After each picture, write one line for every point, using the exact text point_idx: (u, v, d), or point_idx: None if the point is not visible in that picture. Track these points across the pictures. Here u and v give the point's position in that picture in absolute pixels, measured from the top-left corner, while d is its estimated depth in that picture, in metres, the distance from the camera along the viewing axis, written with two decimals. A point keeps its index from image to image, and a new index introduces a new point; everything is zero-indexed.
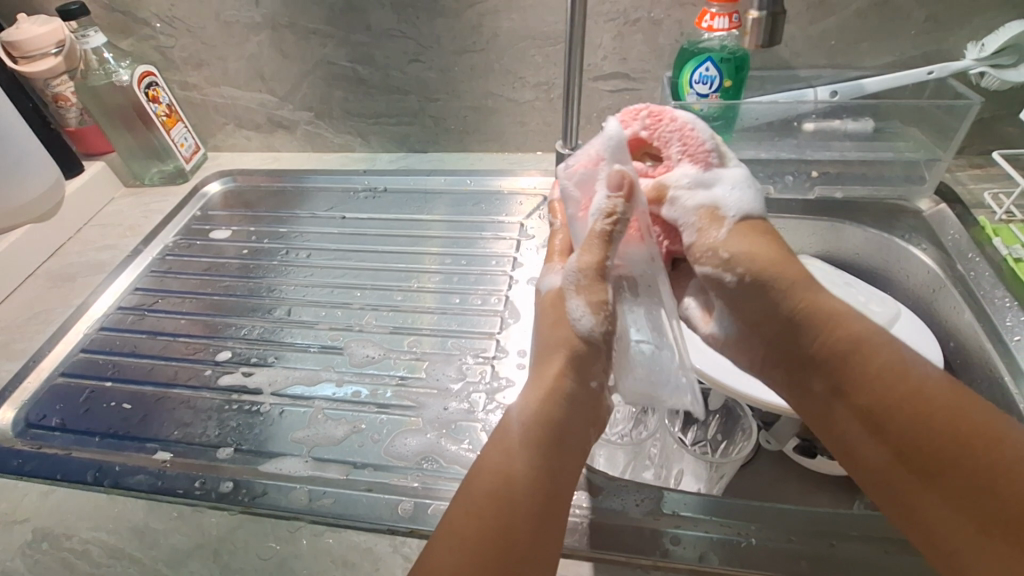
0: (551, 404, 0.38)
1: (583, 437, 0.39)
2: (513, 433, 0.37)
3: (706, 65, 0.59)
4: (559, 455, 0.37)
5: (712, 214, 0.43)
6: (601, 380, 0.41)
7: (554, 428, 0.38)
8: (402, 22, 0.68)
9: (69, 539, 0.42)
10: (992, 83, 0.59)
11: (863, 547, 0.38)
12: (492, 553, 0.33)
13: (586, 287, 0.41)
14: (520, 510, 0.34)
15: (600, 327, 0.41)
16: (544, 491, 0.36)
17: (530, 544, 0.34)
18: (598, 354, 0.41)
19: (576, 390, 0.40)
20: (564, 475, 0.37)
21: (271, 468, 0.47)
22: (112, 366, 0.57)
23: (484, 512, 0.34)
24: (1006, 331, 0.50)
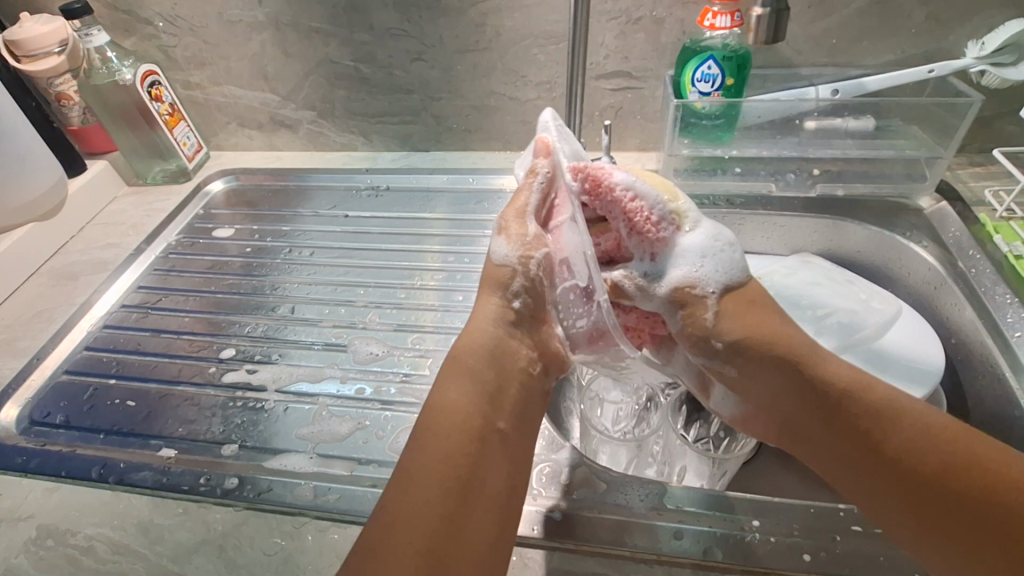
0: (482, 330, 0.40)
1: (524, 360, 0.40)
2: (451, 366, 0.39)
3: (709, 63, 0.59)
4: (494, 377, 0.39)
5: (689, 293, 0.41)
6: (524, 302, 0.41)
7: (488, 354, 0.39)
8: (405, 21, 0.68)
9: (73, 535, 0.42)
10: (992, 81, 0.60)
11: (865, 541, 0.38)
12: (434, 486, 0.34)
13: (509, 222, 0.42)
14: (457, 437, 0.36)
15: (523, 256, 0.41)
16: (482, 419, 0.37)
17: (471, 474, 0.35)
18: (516, 274, 0.41)
19: (508, 315, 0.41)
20: (504, 402, 0.39)
21: (275, 464, 0.47)
22: (115, 364, 0.57)
23: (427, 448, 0.36)
24: (1007, 327, 0.50)
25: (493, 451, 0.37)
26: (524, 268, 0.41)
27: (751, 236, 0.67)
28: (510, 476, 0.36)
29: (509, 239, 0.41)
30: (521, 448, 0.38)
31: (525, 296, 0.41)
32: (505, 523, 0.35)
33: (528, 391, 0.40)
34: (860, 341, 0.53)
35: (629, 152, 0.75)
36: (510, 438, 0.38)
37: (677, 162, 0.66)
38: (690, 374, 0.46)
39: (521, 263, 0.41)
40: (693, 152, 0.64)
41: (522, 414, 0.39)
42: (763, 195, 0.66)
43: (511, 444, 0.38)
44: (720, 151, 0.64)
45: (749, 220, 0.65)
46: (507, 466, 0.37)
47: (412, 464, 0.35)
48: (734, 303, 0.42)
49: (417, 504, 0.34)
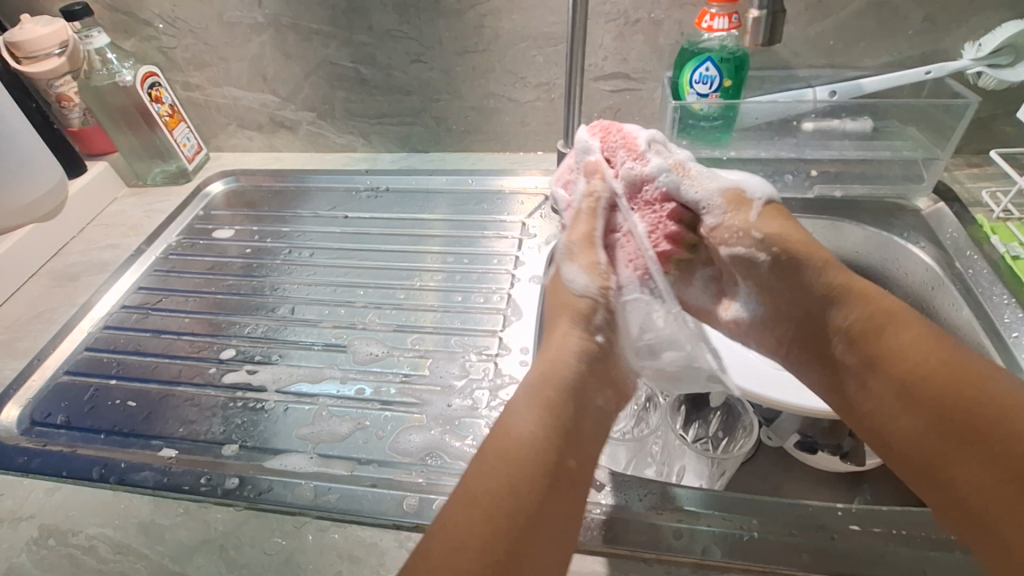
0: (564, 358, 0.42)
1: (599, 399, 0.42)
2: (530, 391, 0.40)
3: (707, 66, 0.59)
4: (570, 413, 0.39)
5: (737, 197, 0.45)
6: (605, 332, 0.44)
7: (569, 386, 0.40)
8: (404, 22, 0.68)
9: (74, 535, 0.42)
10: (989, 83, 0.60)
11: (864, 540, 0.38)
12: (501, 512, 0.34)
13: (579, 253, 0.47)
14: (530, 470, 0.35)
15: (599, 283, 0.46)
16: (557, 456, 0.37)
17: (538, 509, 0.34)
18: (598, 306, 0.45)
19: (589, 346, 0.43)
20: (577, 442, 0.38)
21: (275, 464, 0.47)
22: (116, 364, 0.57)
23: (504, 472, 0.35)
24: (1005, 327, 0.51)
25: (563, 491, 0.36)
26: (603, 299, 0.45)
27: None
28: (574, 520, 0.36)
29: (579, 263, 0.46)
30: (585, 493, 0.37)
31: (604, 329, 0.45)
32: (559, 572, 0.34)
33: (597, 434, 0.40)
34: None
35: None
36: (579, 482, 0.37)
37: None
38: (708, 292, 0.49)
39: (600, 295, 0.45)
40: (692, 153, 0.64)
41: (592, 457, 0.39)
42: None
43: (579, 489, 0.37)
44: (718, 152, 0.64)
45: None
46: (571, 509, 0.36)
47: (476, 482, 0.35)
48: (772, 223, 0.44)
49: (482, 524, 0.33)
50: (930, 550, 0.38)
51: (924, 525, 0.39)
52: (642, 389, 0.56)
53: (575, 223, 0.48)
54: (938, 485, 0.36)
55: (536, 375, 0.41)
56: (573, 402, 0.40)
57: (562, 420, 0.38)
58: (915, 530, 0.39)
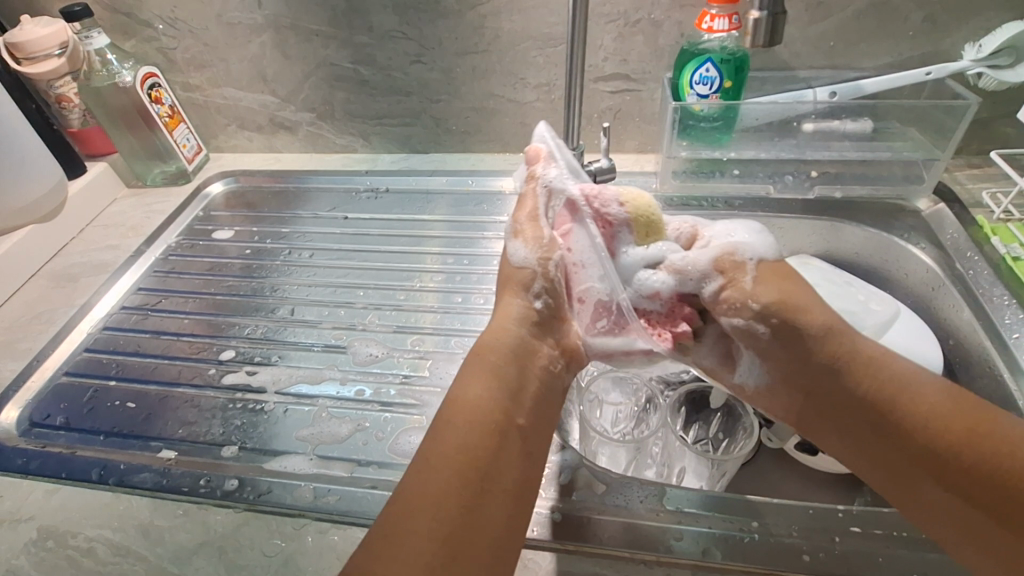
0: (507, 329, 0.41)
1: (547, 361, 0.42)
2: (473, 362, 0.40)
3: (707, 67, 0.59)
4: (516, 376, 0.39)
5: (730, 261, 0.43)
6: (546, 301, 0.43)
7: (512, 351, 0.40)
8: (404, 23, 0.68)
9: (73, 537, 0.42)
10: (989, 84, 0.61)
11: (864, 542, 0.38)
12: (452, 472, 0.35)
13: (523, 227, 0.45)
14: (479, 430, 0.36)
15: (542, 259, 0.43)
16: (503, 414, 0.38)
17: (485, 465, 0.35)
18: (537, 275, 0.43)
19: (530, 315, 0.42)
20: (524, 398, 0.39)
21: (275, 466, 0.47)
22: (116, 365, 0.57)
23: (452, 437, 0.36)
24: (1005, 328, 0.51)
25: (510, 447, 0.37)
26: (544, 271, 0.43)
27: None
28: (526, 473, 0.37)
29: (521, 239, 0.44)
30: (538, 443, 0.39)
31: (546, 296, 0.43)
32: (518, 523, 0.35)
33: (549, 389, 0.41)
34: None
35: (628, 154, 0.76)
36: (529, 437, 0.38)
37: (676, 164, 0.67)
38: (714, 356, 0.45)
39: (540, 265, 0.43)
40: (691, 155, 0.65)
41: (542, 410, 0.40)
42: (762, 196, 0.66)
43: (529, 443, 0.38)
44: (718, 153, 0.65)
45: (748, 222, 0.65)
46: (522, 464, 0.37)
47: (429, 456, 0.36)
48: (768, 270, 0.43)
49: (436, 486, 0.34)
50: (931, 552, 0.37)
51: None
52: (643, 390, 0.56)
53: (521, 203, 0.46)
54: (933, 515, 0.37)
55: (486, 341, 0.41)
56: (518, 358, 0.40)
57: (508, 382, 0.39)
58: (916, 532, 0.39)
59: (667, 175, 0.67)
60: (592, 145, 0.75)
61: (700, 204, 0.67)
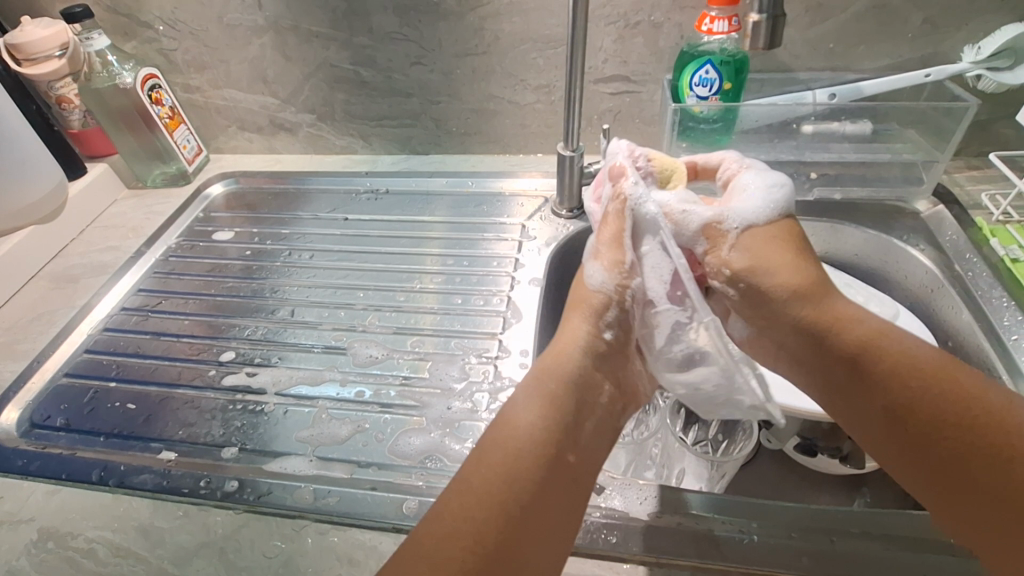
0: (573, 359, 0.41)
1: (606, 396, 0.41)
2: (537, 385, 0.39)
3: (706, 68, 0.59)
4: (576, 409, 0.39)
5: (715, 229, 0.44)
6: (615, 334, 0.42)
7: (576, 384, 0.39)
8: (405, 25, 0.68)
9: (74, 538, 0.42)
10: (989, 86, 0.60)
11: (864, 543, 0.38)
12: (505, 505, 0.34)
13: (604, 249, 0.44)
14: (534, 463, 0.36)
15: (619, 285, 0.43)
16: (558, 450, 0.37)
17: (540, 498, 0.35)
18: (611, 302, 0.43)
19: (597, 345, 0.42)
20: (580, 434, 0.38)
21: (276, 467, 0.47)
22: (115, 366, 0.57)
23: (506, 467, 0.35)
24: (1004, 330, 0.51)
25: (564, 482, 0.36)
26: (618, 300, 0.43)
27: None
28: (574, 514, 0.36)
29: (601, 262, 0.44)
30: (590, 479, 0.38)
31: (615, 327, 0.43)
32: (557, 564, 0.35)
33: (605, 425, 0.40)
34: None
35: None
36: (581, 476, 0.37)
37: None
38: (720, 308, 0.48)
39: (617, 291, 0.43)
40: (691, 156, 0.64)
41: (595, 451, 0.39)
42: None
43: (580, 484, 0.37)
44: (718, 154, 0.64)
45: None
46: (572, 505, 0.36)
47: (481, 478, 0.35)
48: (761, 236, 0.44)
49: (485, 514, 0.34)
50: (930, 553, 0.38)
51: (923, 527, 0.39)
52: (643, 393, 0.56)
53: (605, 223, 0.45)
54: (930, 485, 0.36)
55: (547, 366, 0.40)
56: (580, 393, 0.39)
57: (568, 414, 0.38)
58: (915, 533, 0.39)
59: None
60: (592, 147, 0.75)
61: None
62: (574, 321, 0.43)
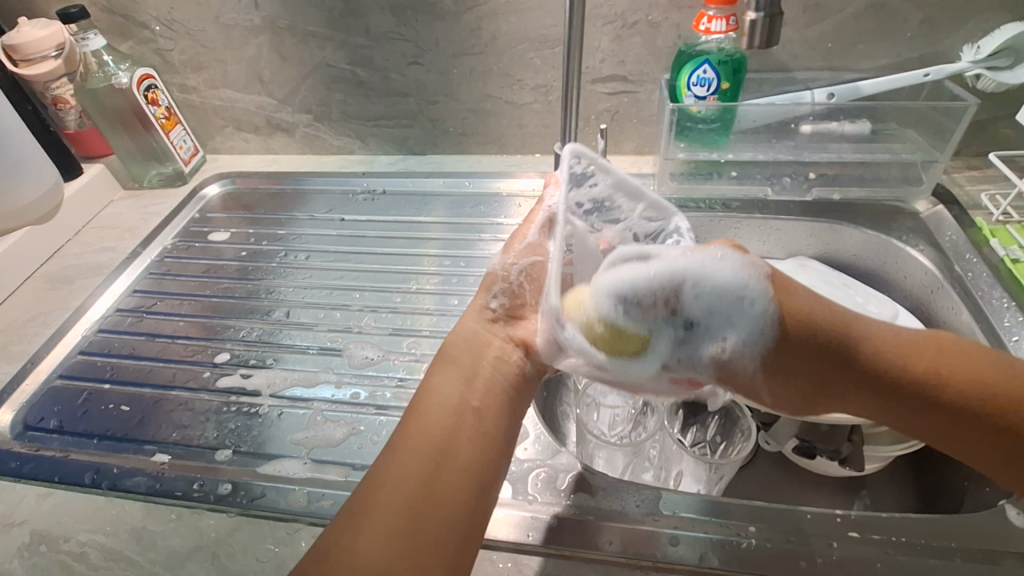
0: (469, 328, 0.43)
1: (502, 349, 0.42)
2: (439, 360, 0.42)
3: (704, 68, 0.59)
4: (472, 365, 0.40)
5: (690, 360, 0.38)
6: (502, 301, 0.45)
7: (468, 345, 0.42)
8: (402, 25, 0.68)
9: (66, 541, 0.42)
10: (988, 85, 0.60)
11: (862, 547, 0.38)
12: (415, 453, 0.35)
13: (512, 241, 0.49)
14: (438, 413, 0.37)
15: (508, 262, 0.47)
16: (457, 398, 0.38)
17: (446, 445, 0.36)
18: (501, 278, 0.45)
19: (487, 313, 0.44)
20: (480, 383, 0.39)
21: (270, 470, 0.47)
22: (110, 368, 0.57)
23: (413, 427, 0.37)
24: (1005, 331, 0.50)
25: (467, 430, 0.37)
26: (506, 274, 0.46)
27: (747, 239, 0.67)
28: (485, 450, 0.36)
29: (509, 251, 0.48)
30: (498, 428, 0.38)
31: (503, 296, 0.45)
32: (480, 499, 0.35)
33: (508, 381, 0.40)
34: None
35: (626, 155, 0.75)
36: (487, 417, 0.38)
37: (673, 166, 0.67)
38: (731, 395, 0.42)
39: (507, 269, 0.46)
40: (690, 156, 0.65)
41: (501, 394, 0.39)
42: (760, 199, 0.66)
43: (486, 422, 0.38)
44: (716, 155, 0.65)
45: (746, 224, 0.65)
46: (482, 442, 0.37)
47: (397, 441, 0.37)
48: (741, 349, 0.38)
49: (399, 469, 0.35)
50: (929, 558, 0.37)
51: (922, 531, 0.38)
52: None
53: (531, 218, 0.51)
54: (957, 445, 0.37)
55: (449, 343, 0.42)
56: (476, 359, 0.41)
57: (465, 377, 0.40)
58: (914, 537, 0.38)
59: (664, 176, 0.67)
60: (590, 146, 0.75)
61: (697, 205, 0.67)
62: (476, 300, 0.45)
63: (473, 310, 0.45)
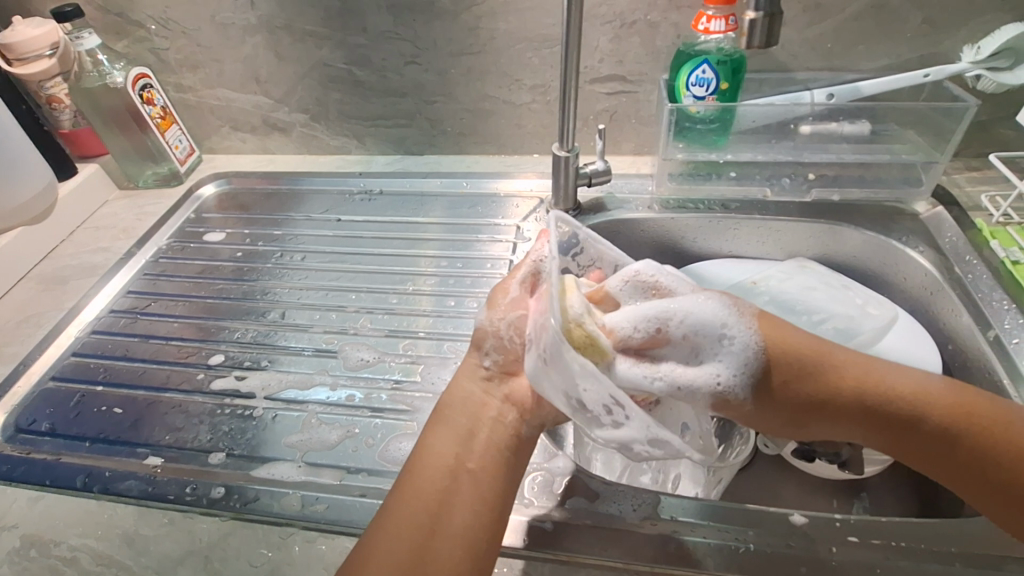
0: (464, 390, 0.42)
1: (496, 411, 0.41)
2: (434, 419, 0.41)
3: (703, 68, 0.58)
4: (465, 425, 0.39)
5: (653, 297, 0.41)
6: (496, 359, 0.42)
7: (463, 406, 0.41)
8: (399, 24, 0.68)
9: (56, 546, 0.42)
10: (988, 86, 0.60)
11: (862, 552, 0.38)
12: (409, 518, 0.35)
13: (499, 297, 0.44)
14: (432, 475, 0.37)
15: (494, 317, 0.43)
16: (450, 459, 0.38)
17: (439, 510, 0.36)
18: (488, 334, 0.42)
19: (479, 372, 0.42)
20: (475, 445, 0.39)
21: (263, 473, 0.46)
22: (103, 370, 0.56)
23: (406, 492, 0.37)
24: (1005, 334, 0.50)
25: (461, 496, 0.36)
26: (494, 331, 0.42)
27: (746, 240, 0.67)
28: (480, 512, 0.36)
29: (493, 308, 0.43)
30: (497, 489, 0.37)
31: (495, 354, 0.42)
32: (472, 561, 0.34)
33: (502, 441, 0.39)
34: (856, 347, 0.53)
35: (625, 156, 0.75)
36: (483, 477, 0.37)
37: (671, 167, 0.66)
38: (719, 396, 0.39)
39: (491, 324, 0.42)
40: (688, 157, 0.64)
41: (498, 456, 0.39)
42: (759, 199, 0.66)
43: (481, 484, 0.37)
44: (715, 155, 0.64)
45: (744, 225, 0.65)
46: (477, 505, 0.36)
47: (393, 502, 0.37)
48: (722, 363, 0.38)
49: (390, 535, 0.35)
50: (930, 563, 0.37)
51: (923, 536, 0.38)
52: None
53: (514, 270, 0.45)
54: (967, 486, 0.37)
55: (444, 403, 0.42)
56: (471, 421, 0.40)
57: (460, 441, 0.39)
58: (915, 541, 0.38)
59: (663, 177, 0.67)
60: (588, 147, 0.74)
61: (696, 206, 0.67)
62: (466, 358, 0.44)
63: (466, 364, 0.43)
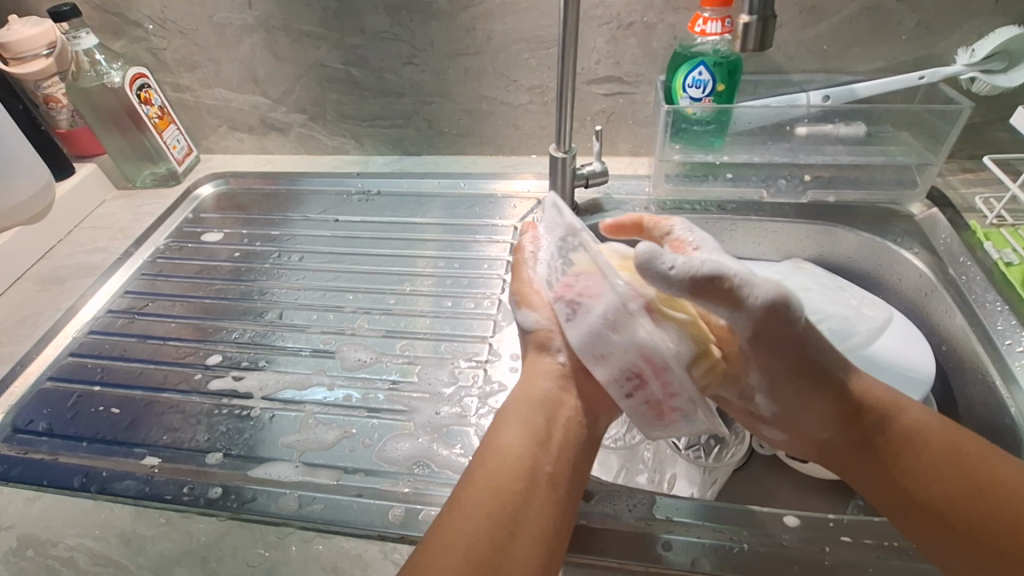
0: (538, 387, 0.41)
1: (571, 416, 0.40)
2: (512, 411, 0.40)
3: (699, 70, 0.59)
4: (543, 425, 0.39)
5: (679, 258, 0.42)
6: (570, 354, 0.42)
7: (541, 405, 0.40)
8: (395, 24, 0.68)
9: (53, 546, 0.42)
10: (983, 89, 0.60)
11: (855, 552, 0.38)
12: (488, 513, 0.35)
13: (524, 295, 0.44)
14: (512, 471, 0.37)
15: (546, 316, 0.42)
16: (531, 459, 0.37)
17: (519, 508, 0.35)
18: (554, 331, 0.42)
19: (555, 369, 0.41)
20: (553, 446, 0.38)
21: (261, 473, 0.46)
22: (100, 370, 0.56)
23: (484, 485, 0.36)
24: (998, 335, 0.50)
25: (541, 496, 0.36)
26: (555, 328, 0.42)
27: (742, 242, 0.67)
28: (555, 521, 0.36)
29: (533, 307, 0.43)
30: (571, 494, 0.37)
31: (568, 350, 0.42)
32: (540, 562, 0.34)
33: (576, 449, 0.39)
34: (849, 350, 0.53)
35: (622, 157, 0.75)
36: (559, 482, 0.37)
37: (667, 168, 0.67)
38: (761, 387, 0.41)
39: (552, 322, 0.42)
40: (685, 158, 0.65)
41: (573, 460, 0.39)
42: (755, 201, 0.66)
43: (558, 489, 0.37)
44: (711, 156, 0.65)
45: (741, 226, 0.65)
46: (553, 508, 0.36)
47: (467, 493, 0.36)
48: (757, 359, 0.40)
49: (465, 529, 0.34)
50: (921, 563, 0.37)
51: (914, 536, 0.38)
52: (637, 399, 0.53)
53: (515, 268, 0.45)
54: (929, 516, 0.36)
55: (519, 397, 0.41)
56: (549, 423, 0.39)
57: (541, 442, 0.38)
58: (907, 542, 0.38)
59: (660, 178, 0.67)
60: (585, 147, 0.75)
61: (693, 207, 0.67)
62: (532, 357, 0.43)
63: (544, 362, 0.42)
